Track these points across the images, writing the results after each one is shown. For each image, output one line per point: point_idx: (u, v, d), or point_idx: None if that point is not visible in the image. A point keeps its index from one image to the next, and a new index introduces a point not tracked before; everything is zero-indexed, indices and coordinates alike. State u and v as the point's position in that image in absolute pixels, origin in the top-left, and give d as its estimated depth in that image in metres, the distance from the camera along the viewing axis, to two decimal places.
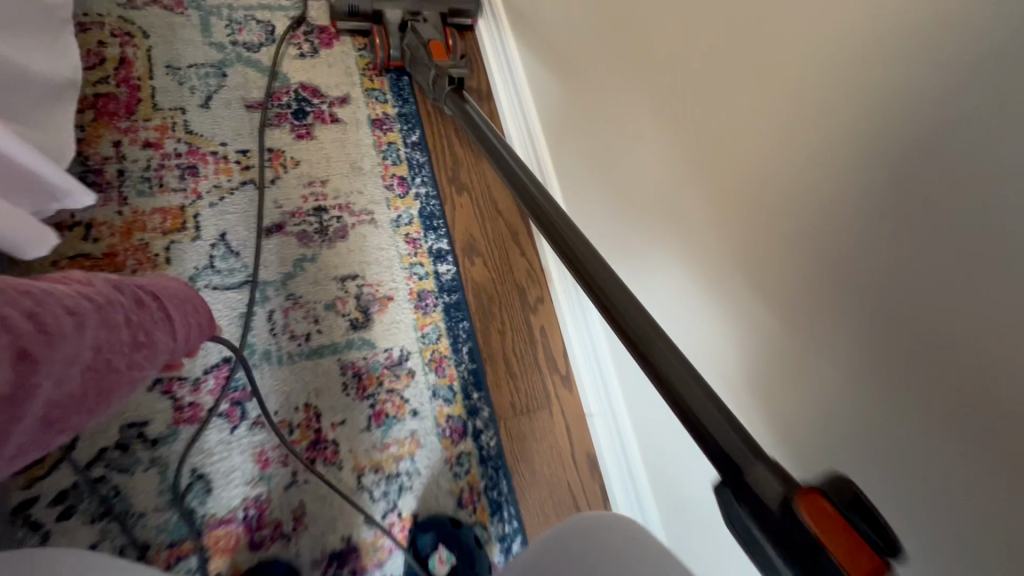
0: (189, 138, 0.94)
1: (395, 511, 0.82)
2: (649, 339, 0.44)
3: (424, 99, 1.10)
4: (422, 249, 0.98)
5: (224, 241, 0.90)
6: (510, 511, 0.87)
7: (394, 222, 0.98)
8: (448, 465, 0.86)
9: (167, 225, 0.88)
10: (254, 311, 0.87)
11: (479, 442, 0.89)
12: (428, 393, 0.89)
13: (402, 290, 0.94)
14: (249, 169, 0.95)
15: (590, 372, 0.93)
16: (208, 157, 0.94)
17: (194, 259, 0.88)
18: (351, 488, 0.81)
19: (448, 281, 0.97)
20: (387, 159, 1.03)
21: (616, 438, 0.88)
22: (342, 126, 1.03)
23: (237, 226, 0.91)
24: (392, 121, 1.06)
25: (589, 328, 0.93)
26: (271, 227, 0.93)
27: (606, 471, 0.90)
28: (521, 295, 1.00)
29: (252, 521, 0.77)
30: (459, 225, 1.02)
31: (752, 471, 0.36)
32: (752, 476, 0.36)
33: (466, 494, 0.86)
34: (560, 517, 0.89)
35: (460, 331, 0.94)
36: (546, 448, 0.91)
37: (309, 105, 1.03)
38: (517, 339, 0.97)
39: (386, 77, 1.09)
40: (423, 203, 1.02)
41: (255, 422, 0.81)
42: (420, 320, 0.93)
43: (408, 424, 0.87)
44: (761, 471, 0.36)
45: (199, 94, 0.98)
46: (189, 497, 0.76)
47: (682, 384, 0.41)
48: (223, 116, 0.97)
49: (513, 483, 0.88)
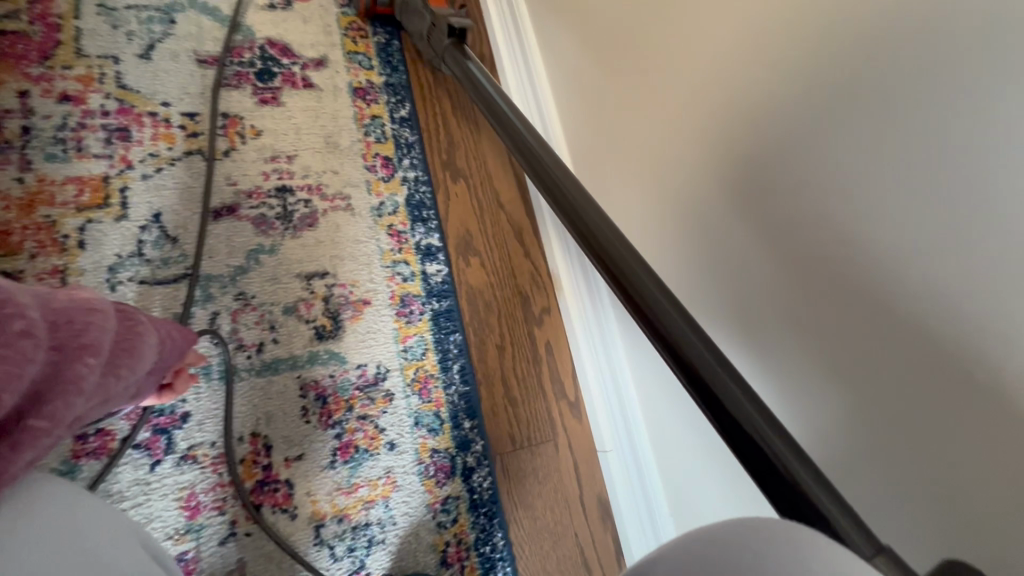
0: (120, 94, 0.76)
1: (362, 572, 0.65)
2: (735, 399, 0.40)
3: (417, 68, 0.93)
4: (408, 245, 0.81)
5: (158, 223, 0.72)
6: (504, 569, 0.71)
7: (375, 210, 0.82)
8: (431, 513, 0.70)
9: (84, 199, 0.70)
10: (193, 313, 0.69)
11: (470, 484, 0.72)
12: (410, 421, 0.73)
13: (382, 293, 0.77)
14: (197, 137, 0.77)
15: (605, 400, 0.77)
16: (144, 119, 0.76)
17: (116, 244, 0.69)
18: (307, 543, 0.64)
19: (438, 284, 0.81)
20: (370, 135, 0.86)
21: (635, 483, 0.73)
22: (317, 92, 0.86)
23: (177, 206, 0.73)
24: (377, 91, 0.89)
25: (607, 348, 0.77)
26: (221, 209, 0.75)
27: (621, 520, 0.75)
28: (525, 304, 0.84)
29: None
30: (453, 217, 0.86)
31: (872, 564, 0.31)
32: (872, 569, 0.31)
33: (452, 549, 0.69)
34: (564, 575, 0.73)
35: (450, 345, 0.78)
36: (549, 490, 0.76)
37: (277, 65, 0.85)
38: (518, 356, 0.81)
39: (373, 40, 0.92)
40: (411, 189, 0.85)
41: (185, 455, 0.64)
42: (403, 331, 0.76)
43: (382, 461, 0.70)
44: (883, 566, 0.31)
45: (138, 41, 0.79)
46: None
47: (784, 459, 0.37)
48: (168, 70, 0.79)
49: (509, 534, 0.72)
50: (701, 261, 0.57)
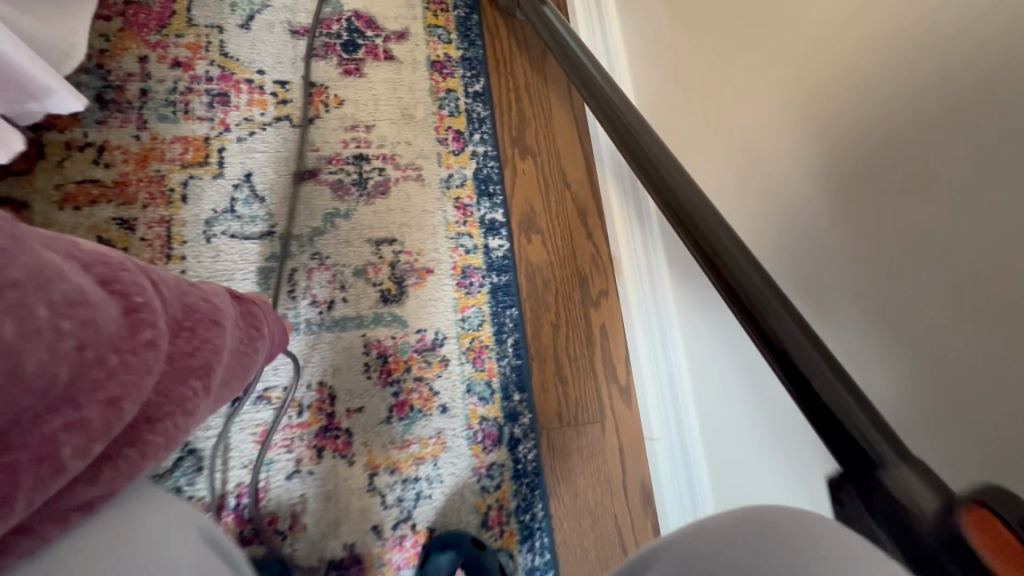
0: (223, 62, 0.82)
1: (408, 522, 0.70)
2: (766, 303, 0.37)
3: (494, 43, 0.94)
4: (473, 218, 0.83)
5: (249, 183, 0.78)
6: (542, 539, 0.73)
7: (444, 182, 0.84)
8: (476, 476, 0.73)
9: (188, 157, 0.77)
10: (274, 268, 0.75)
11: (515, 454, 0.75)
12: (462, 387, 0.75)
13: (444, 263, 0.80)
14: (287, 104, 0.82)
15: (658, 388, 0.76)
16: (242, 86, 0.82)
17: (213, 200, 0.76)
18: (362, 489, 0.69)
19: (499, 258, 0.82)
20: (444, 109, 0.88)
21: (682, 474, 0.72)
22: (397, 65, 0.89)
23: (266, 168, 0.79)
24: (454, 65, 0.91)
25: (664, 336, 0.76)
26: (304, 173, 0.80)
27: (664, 508, 0.75)
28: (583, 285, 0.84)
29: (245, 510, 0.66)
30: (519, 193, 0.87)
31: (892, 472, 0.29)
32: (891, 476, 0.29)
33: (493, 513, 0.72)
34: (601, 553, 0.74)
35: (506, 319, 0.80)
36: (592, 470, 0.77)
37: (361, 37, 0.88)
38: (571, 335, 0.81)
39: (453, 14, 0.94)
40: (480, 163, 0.87)
41: (261, 395, 0.70)
42: (462, 301, 0.79)
43: (434, 422, 0.73)
44: (904, 473, 0.28)
45: (240, 12, 0.85)
46: (177, 474, 0.66)
47: (806, 363, 0.34)
48: (264, 40, 0.84)
49: (550, 507, 0.74)
50: (752, 201, 0.53)
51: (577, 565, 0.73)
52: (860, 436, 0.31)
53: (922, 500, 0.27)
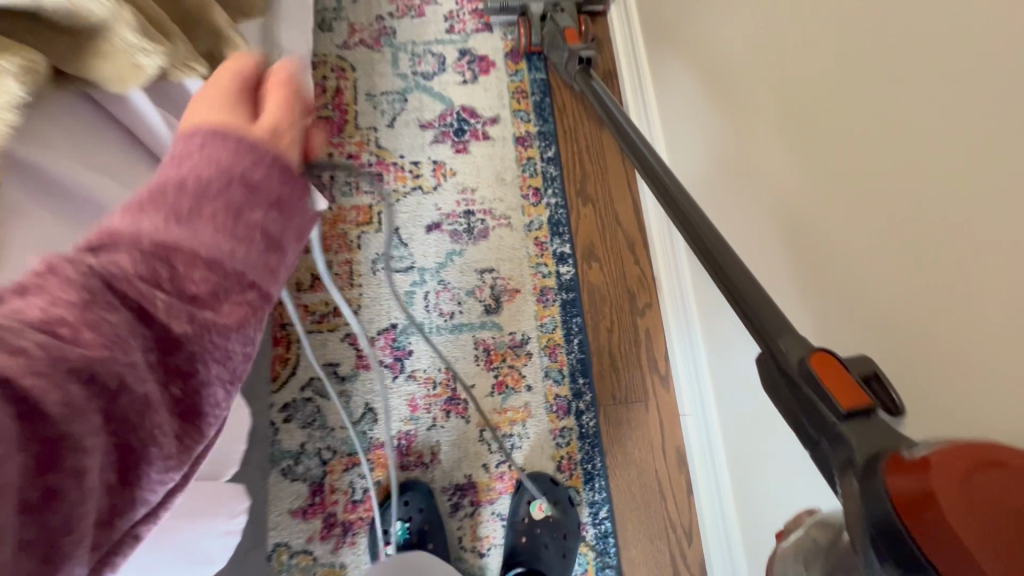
0: (378, 152, 1.21)
1: (506, 464, 1.01)
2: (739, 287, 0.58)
3: (562, 118, 1.25)
4: (548, 252, 1.15)
5: (398, 234, 1.15)
6: (600, 483, 1.01)
7: (527, 226, 1.17)
8: (552, 435, 1.03)
9: (360, 218, 1.17)
10: (415, 291, 1.12)
11: (580, 421, 1.04)
12: (542, 373, 1.07)
13: (528, 285, 1.12)
14: (420, 178, 1.20)
15: (687, 374, 1.02)
16: (391, 167, 1.20)
17: (376, 246, 1.15)
18: (476, 439, 1.03)
19: (567, 280, 1.13)
20: (525, 172, 1.21)
21: (704, 437, 0.98)
22: (492, 142, 1.23)
23: (408, 223, 1.16)
24: (532, 139, 1.24)
25: (691, 336, 1.01)
26: (431, 225, 1.16)
27: (693, 465, 1.00)
28: (631, 299, 1.12)
29: (403, 448, 1.01)
30: (582, 232, 1.17)
31: (779, 343, 0.50)
32: (780, 345, 0.50)
33: (565, 461, 1.02)
34: (645, 497, 1.01)
35: (573, 324, 1.10)
36: (639, 436, 1.04)
37: (467, 125, 1.24)
38: (622, 337, 1.09)
39: (532, 99, 1.27)
40: (552, 211, 1.18)
41: (410, 375, 1.06)
42: (541, 311, 1.10)
43: (523, 396, 1.05)
44: (784, 341, 0.50)
45: (387, 116, 1.23)
46: (363, 423, 1.01)
47: (744, 293, 0.57)
48: (404, 134, 1.22)
49: (606, 461, 1.02)
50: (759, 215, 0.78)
51: (628, 504, 1.01)
52: (776, 335, 0.51)
53: (790, 358, 0.48)
